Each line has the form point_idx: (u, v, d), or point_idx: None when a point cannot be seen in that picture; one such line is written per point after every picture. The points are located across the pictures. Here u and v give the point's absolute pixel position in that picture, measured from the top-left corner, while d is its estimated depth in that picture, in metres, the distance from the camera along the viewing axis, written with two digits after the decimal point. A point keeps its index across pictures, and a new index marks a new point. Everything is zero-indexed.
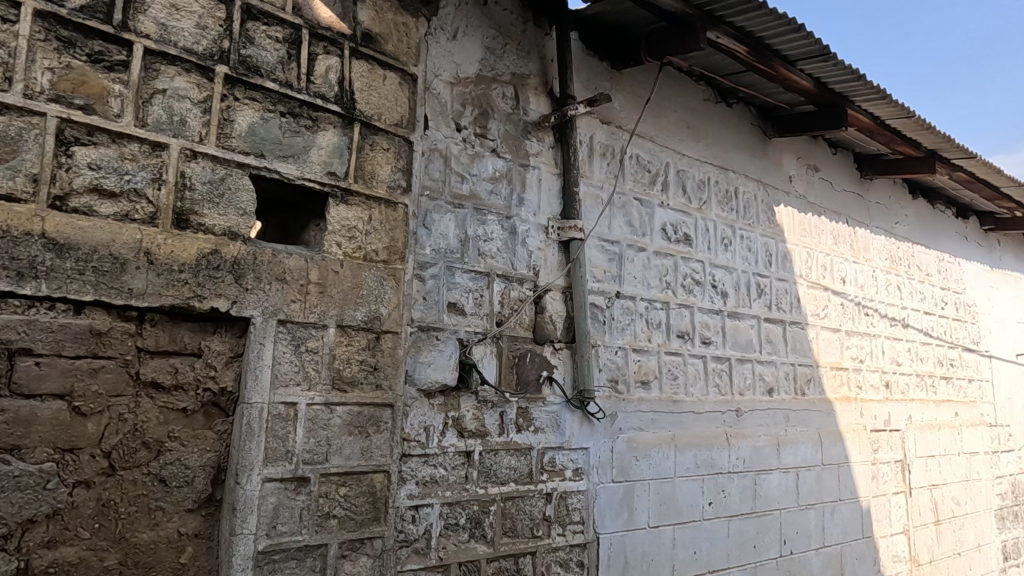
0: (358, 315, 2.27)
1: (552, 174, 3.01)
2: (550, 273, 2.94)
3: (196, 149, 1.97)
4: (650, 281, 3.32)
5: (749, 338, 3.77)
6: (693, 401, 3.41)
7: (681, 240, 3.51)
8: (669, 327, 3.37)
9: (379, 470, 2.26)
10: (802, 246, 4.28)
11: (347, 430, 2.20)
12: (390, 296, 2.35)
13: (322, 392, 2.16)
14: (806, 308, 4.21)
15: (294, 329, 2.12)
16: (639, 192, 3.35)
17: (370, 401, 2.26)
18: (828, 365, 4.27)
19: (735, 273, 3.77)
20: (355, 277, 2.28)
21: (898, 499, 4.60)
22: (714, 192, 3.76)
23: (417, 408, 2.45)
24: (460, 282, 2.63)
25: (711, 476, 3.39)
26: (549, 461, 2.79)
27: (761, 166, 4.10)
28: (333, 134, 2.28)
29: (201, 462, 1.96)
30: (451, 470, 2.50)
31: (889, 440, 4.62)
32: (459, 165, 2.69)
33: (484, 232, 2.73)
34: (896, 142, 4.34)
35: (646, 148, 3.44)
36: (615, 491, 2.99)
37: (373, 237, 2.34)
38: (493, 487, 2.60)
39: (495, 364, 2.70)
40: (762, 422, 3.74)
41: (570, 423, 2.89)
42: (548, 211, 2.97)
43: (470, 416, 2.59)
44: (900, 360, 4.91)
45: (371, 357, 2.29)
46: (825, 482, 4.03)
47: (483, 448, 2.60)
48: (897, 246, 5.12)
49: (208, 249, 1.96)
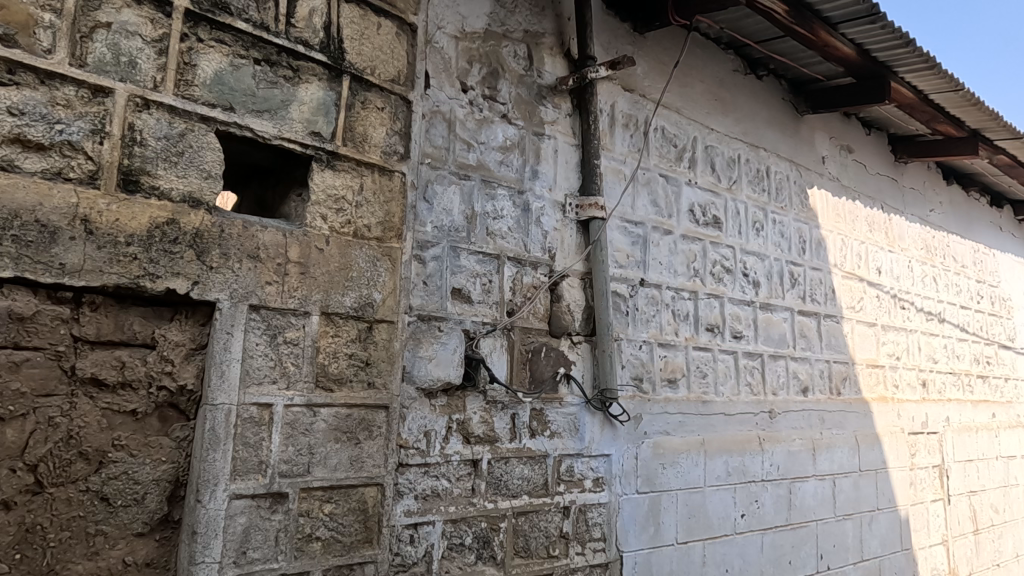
0: (346, 301, 1.93)
1: (570, 145, 2.66)
2: (568, 257, 2.59)
3: (149, 97, 1.62)
4: (676, 268, 2.98)
5: (782, 332, 3.43)
6: (723, 401, 3.07)
7: (710, 223, 3.17)
8: (697, 320, 3.03)
9: (371, 484, 1.92)
10: (836, 233, 3.93)
11: (333, 436, 1.86)
12: (385, 280, 2.02)
13: (302, 391, 1.82)
14: (841, 300, 3.87)
15: (270, 316, 1.79)
16: (664, 168, 3.01)
17: (360, 403, 1.92)
18: (864, 363, 3.93)
19: (767, 261, 3.42)
20: (343, 256, 1.94)
21: (937, 508, 4.25)
22: (744, 171, 3.41)
23: (416, 411, 2.11)
24: (466, 266, 2.28)
25: (743, 485, 3.05)
26: (566, 470, 2.46)
27: (793, 145, 3.75)
28: (318, 87, 1.94)
29: (154, 477, 1.62)
30: (455, 482, 2.16)
31: (927, 444, 4.27)
32: (465, 131, 2.34)
33: (494, 209, 2.39)
34: (938, 119, 3.99)
35: (671, 120, 3.09)
36: (640, 504, 2.65)
37: (364, 210, 2.00)
38: (503, 501, 2.26)
39: (506, 360, 2.36)
40: (796, 425, 3.40)
41: (590, 427, 2.55)
42: (565, 186, 2.62)
43: (478, 419, 2.25)
44: (937, 357, 4.56)
45: (362, 351, 1.95)
46: (862, 490, 3.69)
47: (492, 456, 2.26)
48: (932, 235, 4.77)
49: (163, 219, 1.62)
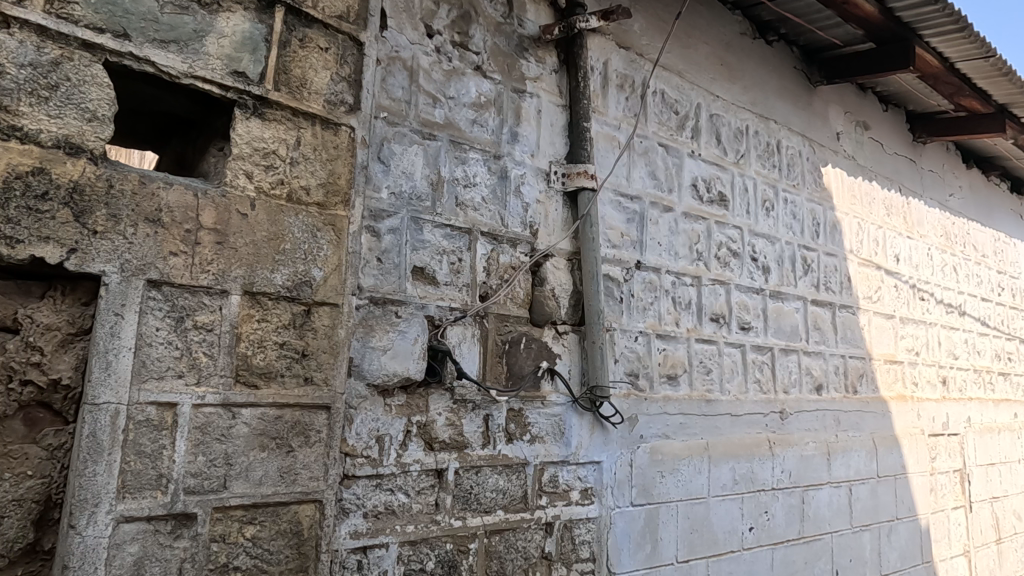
0: (277, 279, 1.58)
1: (556, 105, 2.31)
2: (553, 234, 2.25)
3: (8, 13, 1.28)
4: (677, 250, 2.64)
5: (794, 324, 3.10)
6: (729, 400, 2.73)
7: (715, 201, 2.82)
8: (701, 309, 2.69)
9: (307, 500, 1.58)
10: (852, 216, 3.58)
11: (257, 443, 1.53)
12: (327, 255, 1.67)
13: (217, 388, 1.48)
14: (857, 289, 3.53)
15: (175, 295, 1.45)
16: (664, 137, 2.66)
17: (293, 403, 1.58)
18: (882, 359, 3.59)
19: (778, 244, 3.08)
20: (274, 225, 1.59)
21: (958, 515, 3.91)
22: (753, 145, 3.07)
23: (367, 412, 1.77)
24: (430, 240, 1.94)
25: (751, 495, 2.71)
26: (549, 481, 2.12)
27: (806, 119, 3.41)
28: (243, 19, 1.59)
29: (15, 496, 1.28)
30: (415, 497, 1.82)
31: (948, 446, 3.93)
32: (430, 82, 1.99)
33: (465, 175, 2.04)
34: (964, 92, 3.63)
35: (672, 84, 2.74)
36: (635, 518, 2.31)
37: (302, 168, 1.66)
38: (473, 518, 1.92)
39: (478, 352, 2.01)
40: (810, 426, 3.06)
41: (578, 430, 2.21)
42: (550, 152, 2.28)
43: (443, 422, 1.91)
44: (957, 353, 4.22)
45: (297, 340, 1.61)
46: (880, 497, 3.35)
47: (461, 465, 1.91)
48: (951, 221, 4.42)
49: (27, 168, 1.29)
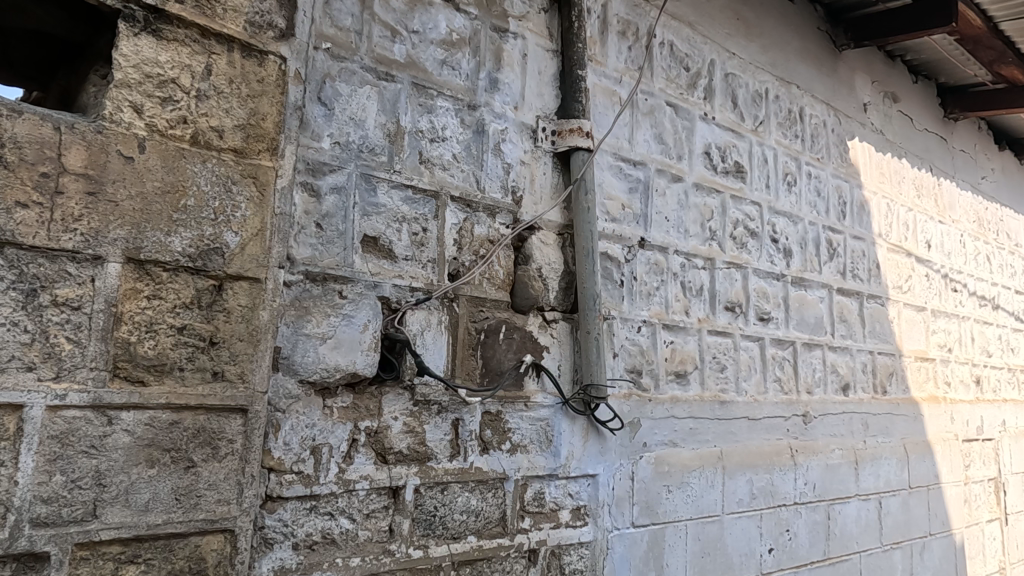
0: (174, 245, 1.22)
1: (545, 51, 1.95)
2: (540, 203, 1.88)
3: None
4: (687, 227, 2.27)
5: (818, 316, 2.73)
6: (747, 402, 2.36)
7: (731, 172, 2.45)
8: (714, 296, 2.32)
9: (213, 531, 1.22)
10: (881, 196, 3.21)
11: (142, 457, 1.17)
12: (245, 216, 1.31)
13: (85, 385, 1.12)
14: (887, 277, 3.16)
15: (24, 261, 1.09)
16: (672, 95, 2.29)
17: (195, 404, 1.22)
18: (913, 356, 3.22)
19: (800, 225, 2.72)
20: (172, 173, 1.23)
21: (993, 529, 3.54)
22: (773, 111, 2.69)
23: (299, 417, 1.40)
24: (386, 205, 1.57)
25: (771, 512, 2.35)
26: (533, 499, 1.75)
27: (830, 87, 3.03)
28: None
29: None
30: (362, 522, 1.46)
31: (983, 453, 3.56)
32: (388, 12, 1.63)
33: (432, 127, 1.68)
34: (1006, 59, 3.24)
35: (682, 36, 2.37)
36: (637, 542, 1.95)
37: (214, 104, 1.29)
38: (436, 547, 1.56)
39: (446, 343, 1.64)
40: (835, 432, 2.69)
41: (569, 438, 1.84)
42: (538, 105, 1.91)
43: (401, 429, 1.54)
44: (991, 351, 3.84)
45: (203, 323, 1.25)
46: (912, 511, 2.99)
47: (422, 481, 1.55)
48: (983, 206, 4.04)
49: None
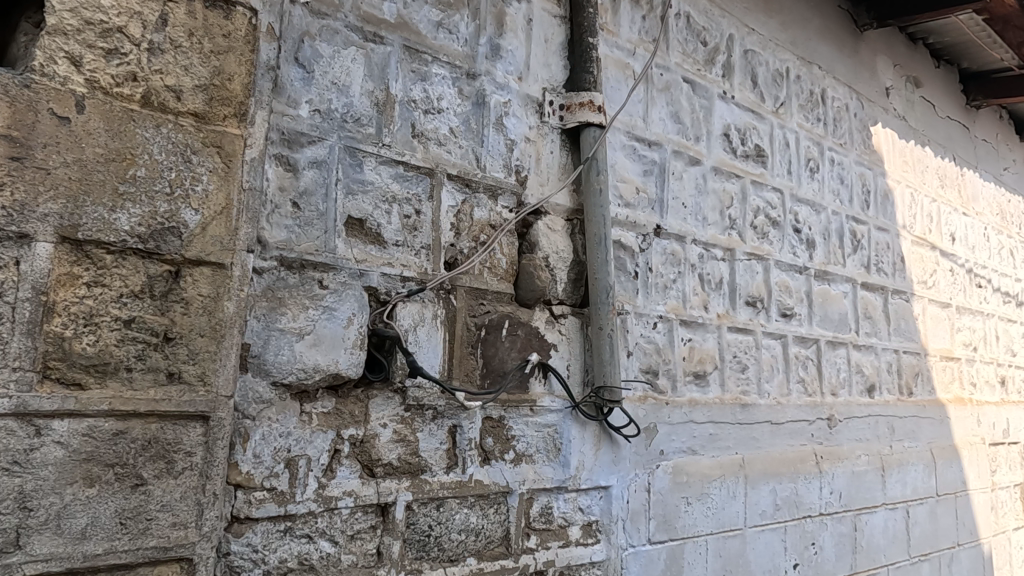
0: (120, 223, 1.03)
1: (552, 17, 1.76)
2: (547, 185, 1.69)
3: None
4: (705, 214, 2.09)
5: (842, 312, 2.55)
6: (770, 405, 2.18)
7: (751, 156, 2.27)
8: (734, 289, 2.14)
9: (167, 560, 1.03)
10: (904, 185, 3.03)
11: (79, 474, 0.98)
12: (207, 191, 1.11)
13: (6, 389, 0.93)
14: (911, 272, 2.98)
15: None
16: (689, 71, 2.11)
17: (145, 411, 1.03)
18: (938, 355, 3.04)
19: (823, 214, 2.53)
20: (118, 137, 1.04)
21: (1020, 537, 3.36)
22: (795, 92, 2.51)
23: (272, 425, 1.22)
24: (373, 182, 1.39)
25: (796, 524, 2.17)
26: (540, 515, 1.57)
27: (853, 69, 2.85)
28: None
29: None
30: (346, 545, 1.27)
31: (1009, 458, 3.38)
32: None
33: (427, 96, 1.49)
34: None
35: (699, 8, 2.18)
36: (654, 560, 1.76)
37: (169, 59, 1.10)
38: (431, 572, 1.37)
39: (442, 340, 1.45)
40: (861, 437, 2.51)
41: (579, 446, 1.65)
42: (544, 77, 1.73)
43: (391, 437, 1.36)
44: (1016, 350, 3.67)
45: (155, 316, 1.06)
46: (940, 520, 2.80)
47: (414, 497, 1.36)
48: (1006, 199, 3.86)
49: None
